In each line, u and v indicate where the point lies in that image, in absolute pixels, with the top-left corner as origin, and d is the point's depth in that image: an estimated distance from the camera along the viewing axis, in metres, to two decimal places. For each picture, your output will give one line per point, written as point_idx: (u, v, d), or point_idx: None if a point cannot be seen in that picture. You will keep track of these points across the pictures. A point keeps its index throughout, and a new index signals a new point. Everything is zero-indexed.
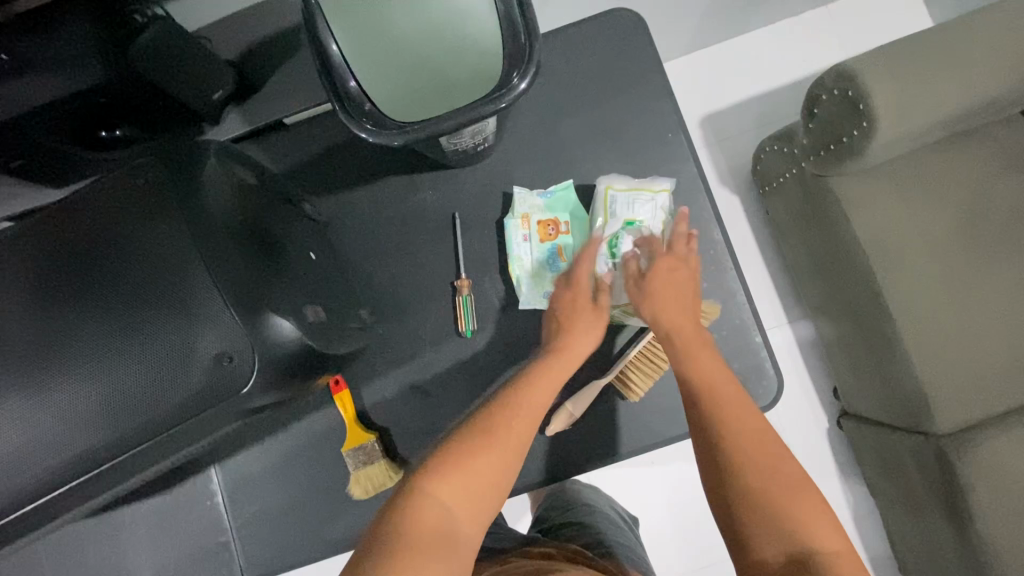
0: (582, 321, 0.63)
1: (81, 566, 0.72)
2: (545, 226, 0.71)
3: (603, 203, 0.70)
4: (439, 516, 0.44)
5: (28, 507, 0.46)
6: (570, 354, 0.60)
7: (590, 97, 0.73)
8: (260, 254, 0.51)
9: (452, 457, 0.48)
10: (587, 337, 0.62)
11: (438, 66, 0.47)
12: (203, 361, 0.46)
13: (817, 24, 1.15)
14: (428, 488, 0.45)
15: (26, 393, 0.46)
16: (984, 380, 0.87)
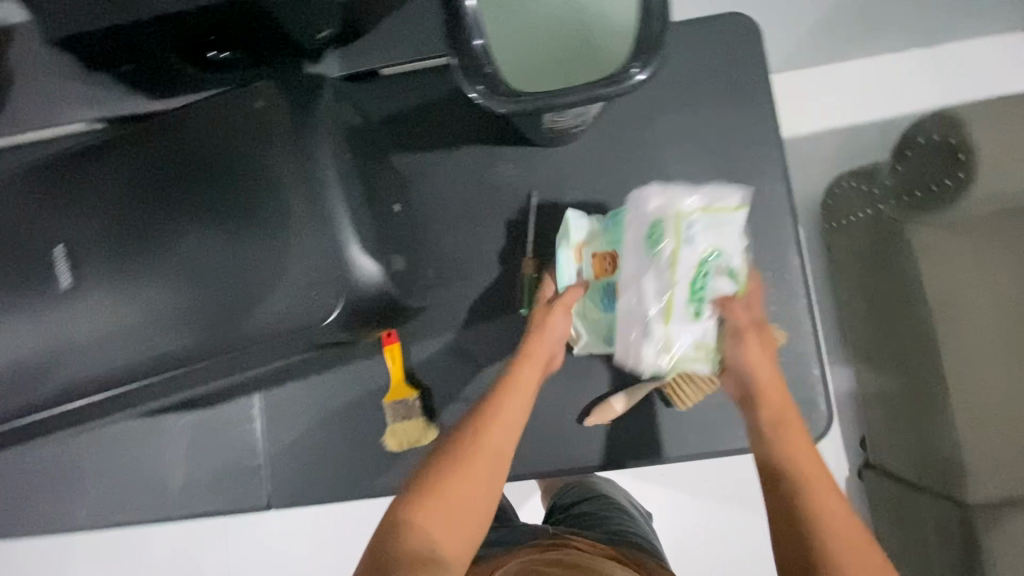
0: (539, 323, 0.64)
1: (116, 462, 0.74)
2: (600, 260, 0.64)
3: (671, 231, 0.56)
4: (426, 547, 0.55)
5: (116, 390, 0.50)
6: (531, 357, 0.62)
7: (689, 98, 0.71)
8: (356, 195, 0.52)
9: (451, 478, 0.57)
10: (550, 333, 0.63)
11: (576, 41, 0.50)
12: (294, 289, 0.48)
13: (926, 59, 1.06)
14: (410, 522, 0.56)
15: (130, 286, 0.50)
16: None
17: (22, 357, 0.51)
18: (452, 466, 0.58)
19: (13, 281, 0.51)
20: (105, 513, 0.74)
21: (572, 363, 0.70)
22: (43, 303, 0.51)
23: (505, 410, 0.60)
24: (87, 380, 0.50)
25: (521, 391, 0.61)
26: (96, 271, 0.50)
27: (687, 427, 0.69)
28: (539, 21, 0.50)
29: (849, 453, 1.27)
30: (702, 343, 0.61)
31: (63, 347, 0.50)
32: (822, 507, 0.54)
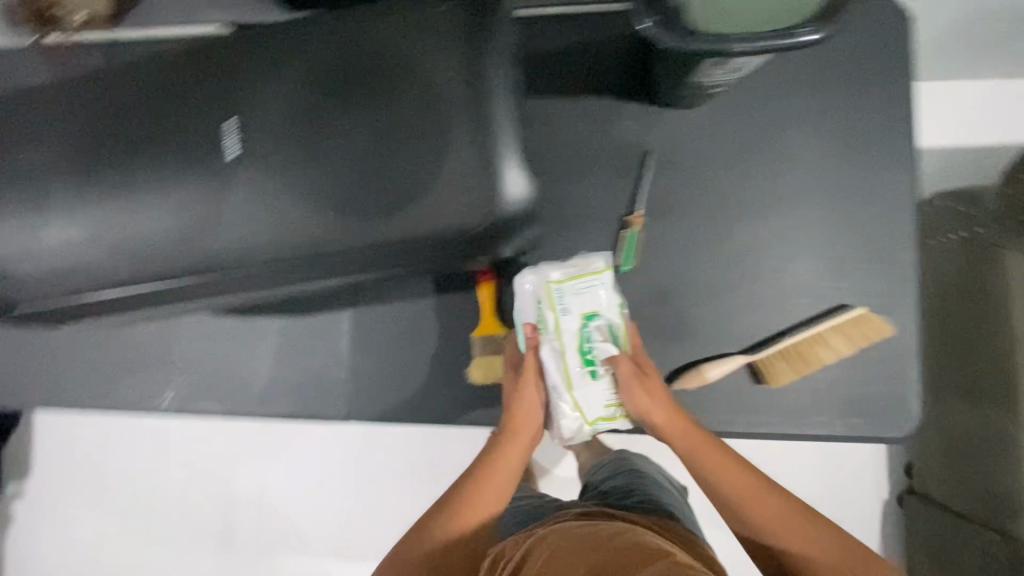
0: (527, 395, 0.67)
1: (207, 354, 0.77)
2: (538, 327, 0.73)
3: (547, 302, 0.65)
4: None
5: (262, 262, 0.52)
6: (522, 433, 0.67)
7: (828, 77, 0.69)
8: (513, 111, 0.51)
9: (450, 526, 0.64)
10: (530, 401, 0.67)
11: None
12: (446, 197, 0.48)
13: None
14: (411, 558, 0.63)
15: (293, 165, 0.52)
16: None
17: (181, 221, 0.53)
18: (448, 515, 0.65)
19: (184, 148, 0.54)
20: (191, 399, 0.77)
21: (665, 326, 0.70)
22: (208, 171, 0.53)
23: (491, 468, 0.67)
24: (237, 247, 0.52)
25: (507, 448, 0.67)
26: (263, 155, 0.52)
27: (773, 406, 0.68)
28: None
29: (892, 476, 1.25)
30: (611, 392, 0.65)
31: (221, 216, 0.52)
32: (766, 531, 0.62)
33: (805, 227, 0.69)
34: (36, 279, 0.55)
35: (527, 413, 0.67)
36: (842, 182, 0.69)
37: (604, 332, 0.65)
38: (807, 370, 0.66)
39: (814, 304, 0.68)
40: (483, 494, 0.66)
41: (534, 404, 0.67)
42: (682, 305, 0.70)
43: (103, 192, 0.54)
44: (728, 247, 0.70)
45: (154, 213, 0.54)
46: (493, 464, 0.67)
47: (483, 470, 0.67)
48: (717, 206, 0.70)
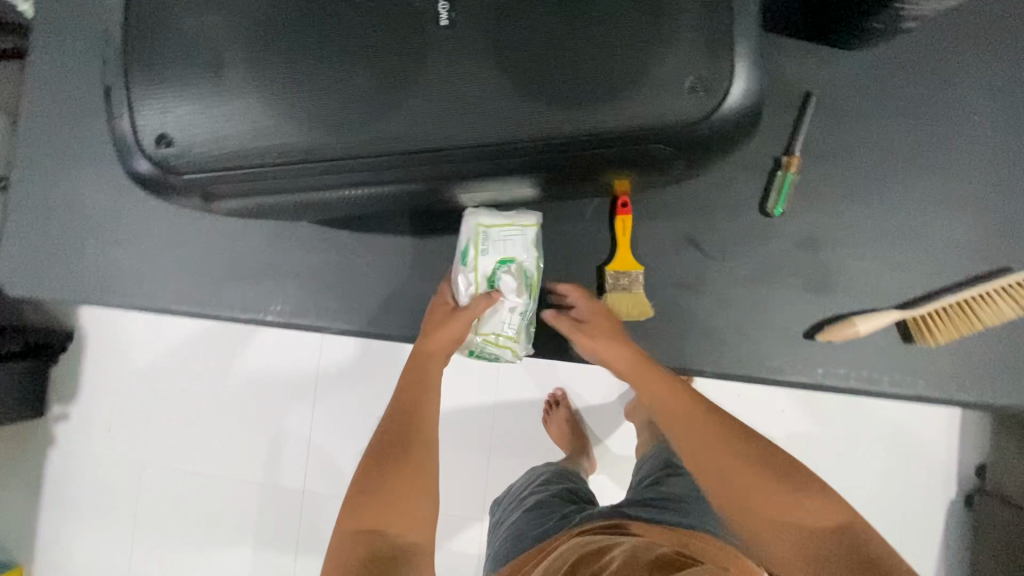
0: (441, 323, 0.64)
1: (320, 269, 0.75)
2: None
3: (473, 242, 0.62)
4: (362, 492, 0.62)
5: (444, 150, 0.48)
6: (428, 361, 0.66)
7: (1011, 27, 0.65)
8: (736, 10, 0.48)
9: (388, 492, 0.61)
10: (445, 334, 0.64)
11: None
12: (676, 87, 0.44)
13: None
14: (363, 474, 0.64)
15: (485, 42, 0.46)
16: None
17: (371, 92, 0.48)
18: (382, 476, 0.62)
19: (382, 6, 0.48)
20: (299, 312, 0.75)
21: (809, 276, 0.67)
22: (408, 37, 0.47)
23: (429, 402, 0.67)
24: (417, 131, 0.48)
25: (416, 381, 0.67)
26: (473, 19, 0.47)
27: (919, 368, 0.65)
28: None
29: (961, 476, 1.22)
30: (502, 329, 0.64)
31: (420, 86, 0.47)
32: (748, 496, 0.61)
33: (971, 185, 0.66)
34: (201, 144, 0.50)
35: (435, 346, 0.65)
36: (1017, 140, 0.65)
37: (514, 277, 0.64)
38: (965, 331, 0.63)
39: (971, 265, 0.65)
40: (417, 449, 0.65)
41: (453, 336, 0.64)
42: (830, 256, 0.67)
43: (286, 55, 0.49)
44: (888, 199, 0.66)
45: (344, 80, 0.48)
46: (420, 410, 0.67)
47: (408, 414, 0.66)
48: (880, 155, 0.66)
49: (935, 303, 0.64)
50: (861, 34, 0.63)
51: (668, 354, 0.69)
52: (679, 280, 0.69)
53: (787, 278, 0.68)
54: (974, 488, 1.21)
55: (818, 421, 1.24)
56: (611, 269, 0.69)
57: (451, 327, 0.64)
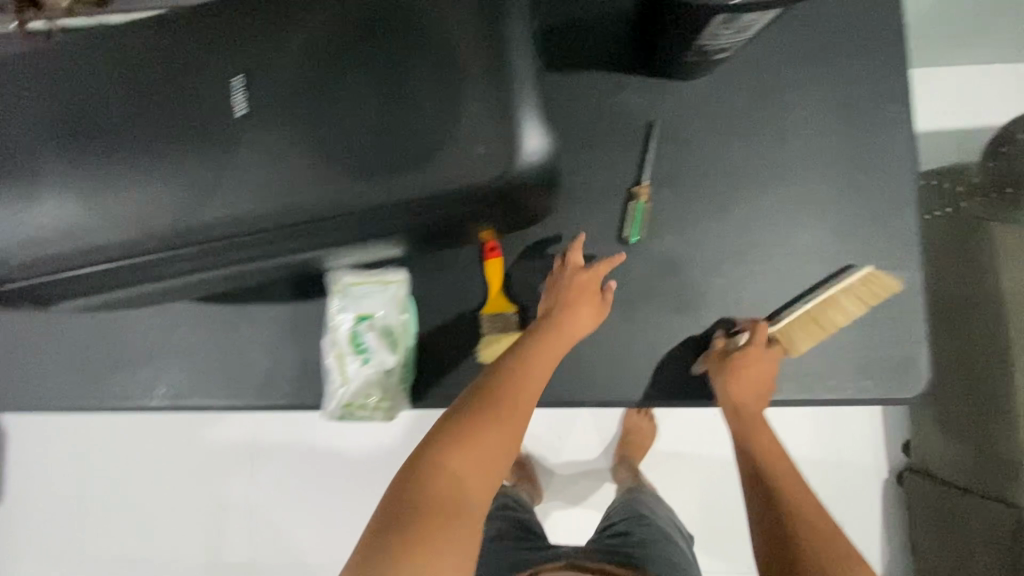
0: (576, 300, 0.66)
1: (202, 347, 0.74)
2: None
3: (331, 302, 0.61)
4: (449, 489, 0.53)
5: (263, 230, 0.49)
6: (556, 335, 0.64)
7: (823, 47, 0.70)
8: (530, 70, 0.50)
9: (464, 437, 0.55)
10: (582, 316, 0.65)
11: None
12: (468, 150, 0.47)
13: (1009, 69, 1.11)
14: (440, 458, 0.54)
15: (285, 127, 0.48)
16: None
17: (183, 183, 0.48)
18: (471, 423, 0.56)
19: (186, 100, 0.49)
20: (184, 394, 0.74)
21: (675, 297, 0.70)
22: (211, 128, 0.48)
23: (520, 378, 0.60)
24: (232, 214, 0.48)
25: (543, 349, 0.63)
26: (272, 108, 0.48)
27: (785, 372, 0.68)
28: None
29: (890, 455, 1.27)
30: (366, 389, 0.61)
31: (227, 174, 0.48)
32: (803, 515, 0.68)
33: (808, 194, 0.70)
34: (19, 252, 0.49)
35: (572, 325, 0.65)
36: (843, 149, 0.70)
37: (376, 334, 0.61)
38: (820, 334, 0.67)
39: (819, 268, 0.69)
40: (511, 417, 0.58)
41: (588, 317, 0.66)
42: (691, 276, 0.70)
43: (98, 156, 0.49)
44: (737, 216, 0.70)
45: (156, 174, 0.49)
46: (528, 378, 0.60)
47: (519, 377, 0.60)
48: (723, 175, 0.70)
49: (793, 312, 0.68)
50: (684, 68, 0.67)
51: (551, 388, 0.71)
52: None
53: (653, 300, 0.70)
54: (904, 466, 1.25)
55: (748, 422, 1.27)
56: (486, 312, 0.70)
57: (588, 307, 0.66)
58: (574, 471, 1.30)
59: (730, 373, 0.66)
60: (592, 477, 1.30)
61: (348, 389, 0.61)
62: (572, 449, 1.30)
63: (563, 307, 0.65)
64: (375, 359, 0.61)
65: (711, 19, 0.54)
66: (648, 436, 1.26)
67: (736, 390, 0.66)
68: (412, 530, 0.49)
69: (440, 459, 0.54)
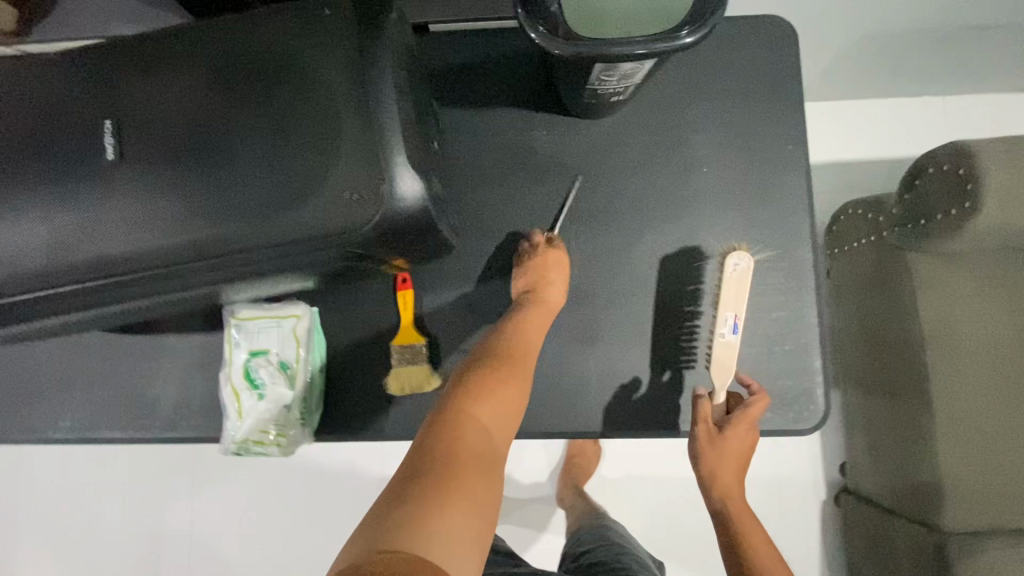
0: (549, 267, 0.67)
1: (111, 377, 0.73)
2: None
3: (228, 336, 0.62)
4: (482, 441, 0.52)
5: (137, 269, 0.49)
6: (542, 305, 0.66)
7: (724, 89, 0.73)
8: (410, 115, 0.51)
9: (480, 389, 0.56)
10: (558, 277, 0.67)
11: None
12: (338, 195, 0.48)
13: (927, 106, 1.16)
14: (465, 413, 0.54)
15: (160, 170, 0.48)
16: (996, 485, 0.96)
17: (54, 226, 0.48)
18: (489, 375, 0.57)
19: (61, 143, 0.49)
20: (89, 427, 0.73)
21: (582, 328, 0.71)
22: (83, 171, 0.49)
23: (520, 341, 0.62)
24: (107, 254, 0.48)
25: (536, 317, 0.65)
26: (146, 153, 0.49)
27: (687, 404, 0.70)
28: None
29: (828, 477, 1.29)
30: (261, 425, 0.61)
31: (99, 218, 0.48)
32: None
33: (711, 229, 0.72)
34: None
35: (556, 294, 0.67)
36: (743, 187, 0.72)
37: (271, 368, 0.61)
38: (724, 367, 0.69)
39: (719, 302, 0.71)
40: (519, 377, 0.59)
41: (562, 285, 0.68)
42: (598, 308, 0.71)
43: None
44: (641, 251, 0.71)
45: (30, 214, 0.49)
46: (527, 347, 0.63)
47: (520, 343, 0.62)
48: (629, 211, 0.72)
49: (728, 371, 0.67)
50: (585, 108, 0.69)
51: None
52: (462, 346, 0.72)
53: (559, 333, 0.71)
54: (841, 487, 1.27)
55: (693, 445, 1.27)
56: (397, 343, 0.70)
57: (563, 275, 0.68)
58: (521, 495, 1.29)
59: (708, 439, 0.66)
60: (539, 501, 1.29)
61: (243, 423, 0.61)
62: (518, 473, 1.29)
63: (543, 275, 0.67)
64: (271, 393, 0.61)
65: (592, 65, 0.55)
66: (593, 459, 1.25)
67: (711, 463, 0.66)
68: (444, 471, 0.48)
69: (466, 405, 0.54)
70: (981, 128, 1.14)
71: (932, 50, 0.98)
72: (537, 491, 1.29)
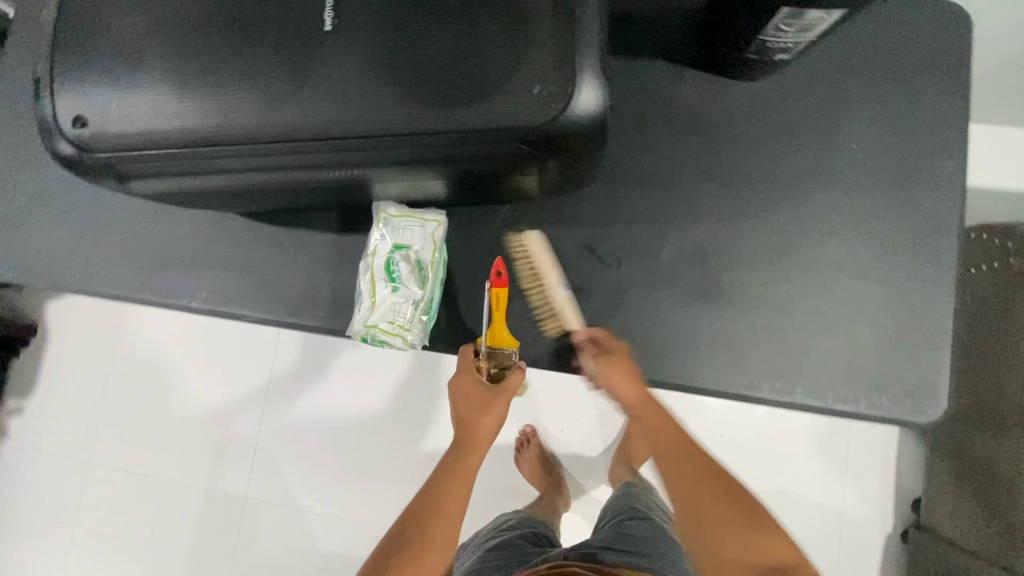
0: (472, 408, 0.71)
1: (246, 258, 0.79)
2: None
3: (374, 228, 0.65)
4: None
5: (329, 138, 0.53)
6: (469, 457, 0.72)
7: (886, 68, 0.71)
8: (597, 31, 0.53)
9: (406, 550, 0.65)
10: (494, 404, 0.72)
11: None
12: (525, 93, 0.50)
13: None
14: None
15: (364, 48, 0.52)
16: None
17: (266, 85, 0.53)
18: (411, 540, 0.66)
19: (280, 12, 0.54)
20: (220, 301, 0.79)
21: (700, 285, 0.71)
22: (300, 40, 0.53)
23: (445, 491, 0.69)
24: (305, 119, 0.53)
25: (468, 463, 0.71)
26: (351, 30, 0.52)
27: (796, 376, 0.69)
28: None
29: (896, 510, 1.22)
30: (391, 316, 0.64)
31: (308, 84, 0.53)
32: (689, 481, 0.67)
33: (850, 206, 0.70)
34: (109, 125, 0.55)
35: (484, 436, 0.72)
36: (889, 170, 0.70)
37: (410, 263, 0.64)
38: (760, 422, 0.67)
39: (847, 281, 0.69)
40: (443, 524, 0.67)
41: (497, 420, 0.72)
42: (718, 268, 0.71)
43: (193, 51, 0.54)
44: (771, 218, 0.71)
45: (242, 73, 0.53)
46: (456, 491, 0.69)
47: (446, 491, 0.69)
48: (764, 176, 0.72)
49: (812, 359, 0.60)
50: (742, 66, 0.69)
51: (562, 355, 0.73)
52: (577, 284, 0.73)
53: (674, 287, 0.72)
54: (908, 523, 1.21)
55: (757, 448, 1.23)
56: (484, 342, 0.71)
57: (493, 414, 0.71)
58: (572, 467, 1.30)
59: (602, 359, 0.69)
60: (590, 476, 1.30)
61: (377, 310, 0.64)
62: (573, 443, 1.31)
63: (464, 418, 0.72)
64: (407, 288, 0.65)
65: (776, 12, 0.56)
66: None
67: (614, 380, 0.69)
68: None
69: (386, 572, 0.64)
70: None
71: None
72: (588, 465, 1.30)
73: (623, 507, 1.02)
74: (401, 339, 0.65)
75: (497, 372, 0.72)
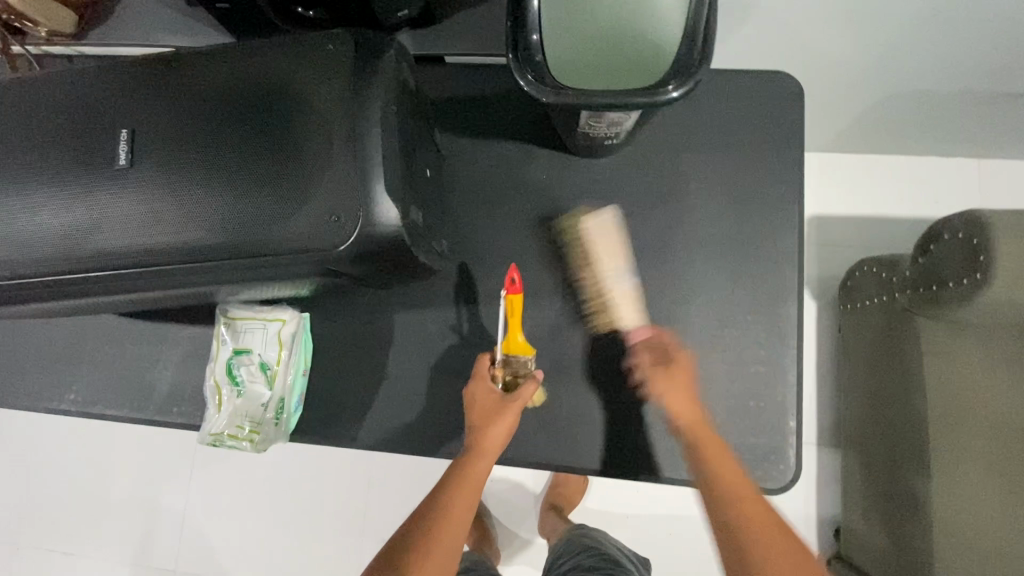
0: (486, 410, 0.65)
1: (117, 355, 0.78)
2: None
3: (217, 334, 0.69)
4: None
5: (134, 269, 0.53)
6: (476, 463, 0.62)
7: (724, 140, 0.74)
8: (404, 152, 0.56)
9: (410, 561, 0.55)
10: (501, 420, 0.64)
11: (623, 46, 0.53)
12: (320, 216, 0.51)
13: (949, 169, 1.17)
14: None
15: (165, 180, 0.53)
16: None
17: (68, 218, 0.54)
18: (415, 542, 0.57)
19: (89, 145, 0.55)
20: (92, 401, 0.78)
21: (559, 359, 0.73)
22: (104, 174, 0.54)
23: (456, 486, 0.60)
24: (109, 251, 0.53)
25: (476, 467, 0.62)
26: (154, 162, 0.54)
27: (656, 449, 0.71)
28: (596, 29, 0.53)
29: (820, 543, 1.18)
30: (235, 420, 0.68)
31: (105, 215, 0.53)
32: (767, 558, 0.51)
33: (696, 277, 0.73)
34: None
35: (493, 448, 0.64)
36: (732, 237, 0.73)
37: (253, 366, 0.68)
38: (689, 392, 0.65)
39: (697, 350, 0.72)
40: (445, 536, 0.57)
41: (507, 429, 0.65)
42: (577, 343, 0.73)
43: (4, 184, 0.55)
44: (624, 290, 0.73)
45: (48, 208, 0.54)
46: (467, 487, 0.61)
47: (456, 487, 0.60)
48: (616, 250, 0.74)
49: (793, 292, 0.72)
50: (582, 147, 0.71)
51: (428, 440, 0.72)
52: (463, 361, 0.73)
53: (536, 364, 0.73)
54: (833, 552, 1.16)
55: (683, 498, 1.15)
56: (504, 350, 0.68)
57: (506, 418, 0.65)
58: (503, 516, 1.21)
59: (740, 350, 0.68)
60: (521, 525, 1.21)
61: (227, 413, 0.68)
62: (501, 491, 1.21)
63: (473, 426, 0.65)
64: (252, 390, 0.68)
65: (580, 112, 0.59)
66: (577, 490, 1.15)
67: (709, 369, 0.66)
68: None
69: None
70: (999, 199, 1.14)
71: (957, 108, 0.94)
72: (518, 514, 1.20)
73: (581, 549, 0.94)
74: (248, 442, 0.67)
75: (513, 381, 0.68)
